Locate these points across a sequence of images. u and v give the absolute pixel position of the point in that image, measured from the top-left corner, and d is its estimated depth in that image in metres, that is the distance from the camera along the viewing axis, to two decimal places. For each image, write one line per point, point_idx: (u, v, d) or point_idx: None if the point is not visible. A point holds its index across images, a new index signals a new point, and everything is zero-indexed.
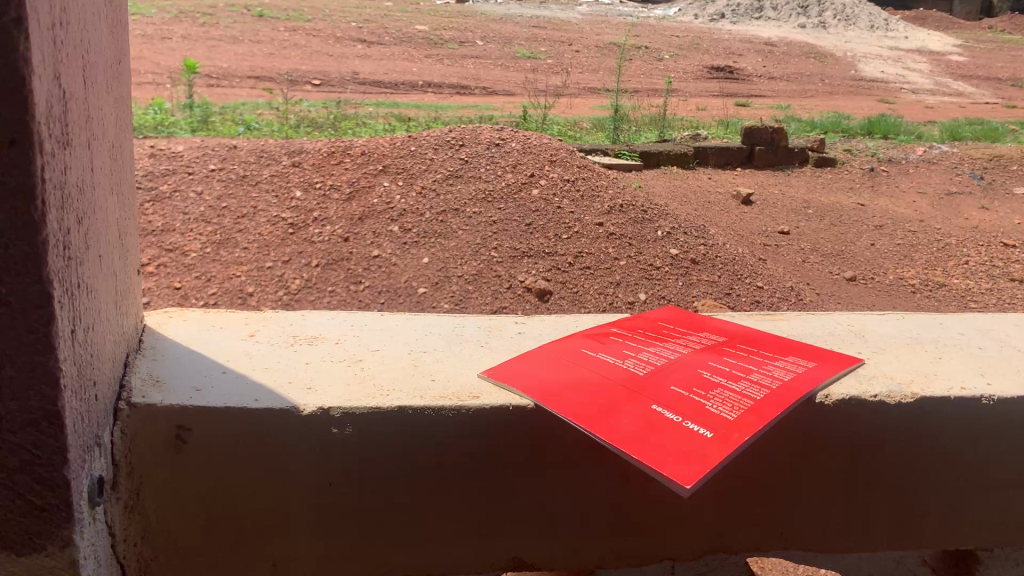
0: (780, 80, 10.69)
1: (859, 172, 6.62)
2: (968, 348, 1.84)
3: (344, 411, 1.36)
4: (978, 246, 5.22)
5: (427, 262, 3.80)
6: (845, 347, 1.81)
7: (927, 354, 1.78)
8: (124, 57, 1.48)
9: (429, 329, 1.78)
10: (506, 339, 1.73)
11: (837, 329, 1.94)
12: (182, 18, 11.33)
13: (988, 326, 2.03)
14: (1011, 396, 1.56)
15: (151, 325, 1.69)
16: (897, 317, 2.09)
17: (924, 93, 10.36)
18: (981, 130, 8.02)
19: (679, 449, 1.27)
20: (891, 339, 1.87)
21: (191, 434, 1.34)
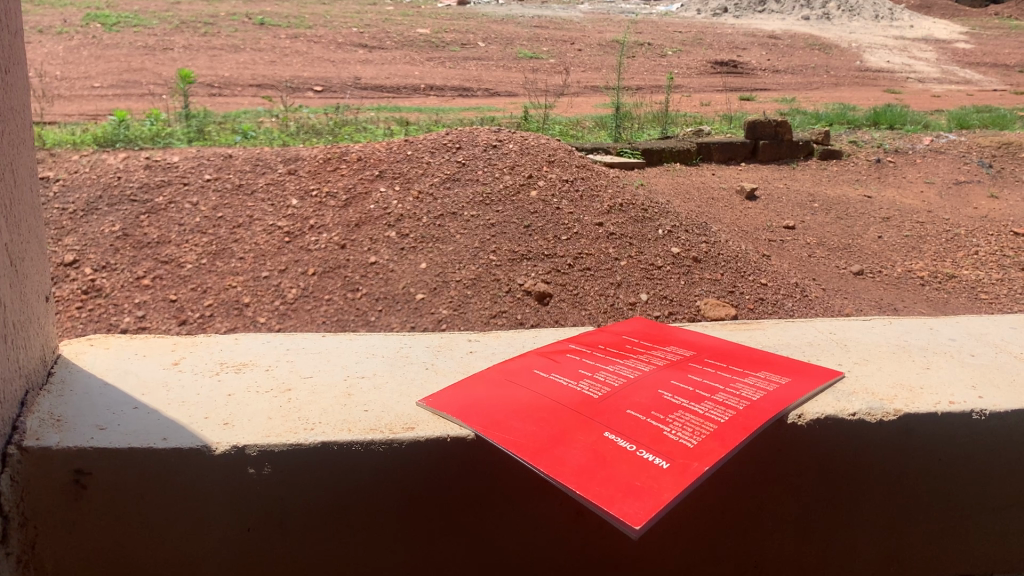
0: (784, 73, 10.60)
1: (867, 164, 6.53)
2: (959, 354, 1.86)
3: (260, 451, 1.43)
4: (988, 236, 5.13)
5: (425, 266, 3.74)
6: (824, 357, 1.84)
7: (915, 363, 1.80)
8: (16, 68, 1.45)
9: (372, 351, 1.84)
10: (453, 358, 1.81)
11: (816, 338, 1.96)
12: (183, 28, 11.28)
13: (982, 331, 2.03)
14: (1001, 410, 1.61)
15: (68, 354, 1.74)
16: (885, 321, 2.10)
17: (930, 82, 10.24)
18: (989, 118, 7.92)
19: (632, 481, 1.29)
20: (877, 349, 1.89)
21: (88, 477, 1.41)
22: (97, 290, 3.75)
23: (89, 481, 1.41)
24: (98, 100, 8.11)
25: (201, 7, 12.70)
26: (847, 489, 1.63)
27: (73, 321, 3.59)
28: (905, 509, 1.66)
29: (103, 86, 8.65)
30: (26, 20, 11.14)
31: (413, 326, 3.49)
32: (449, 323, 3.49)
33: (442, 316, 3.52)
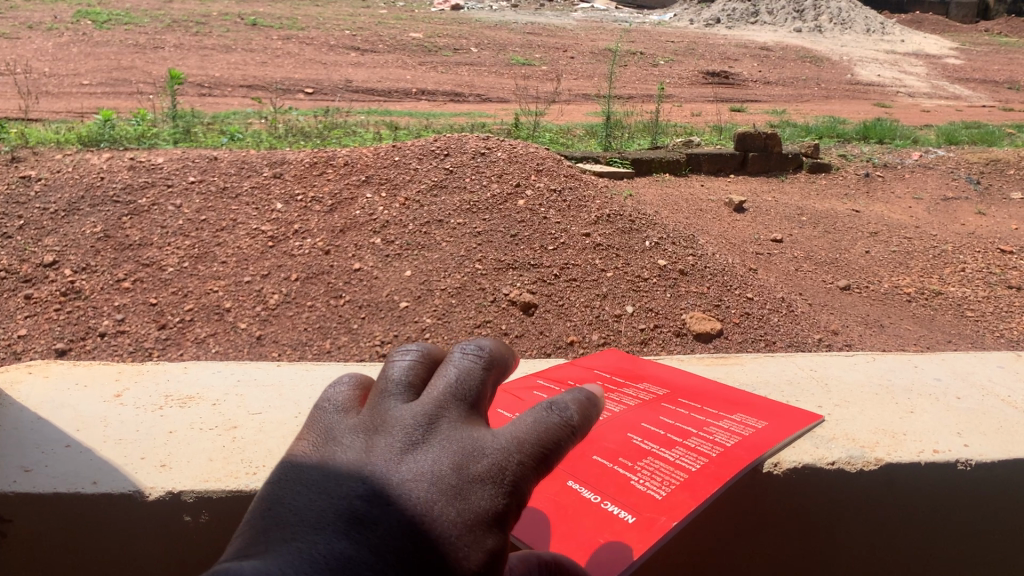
0: (776, 84, 10.60)
1: (856, 178, 6.52)
2: (944, 398, 1.92)
3: (196, 497, 1.53)
4: (975, 252, 5.13)
5: (410, 274, 3.70)
6: (805, 398, 1.89)
7: (898, 407, 1.86)
8: None
9: (329, 384, 1.95)
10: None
11: (796, 375, 2.02)
12: (174, 27, 11.19)
13: (969, 370, 2.10)
14: (986, 460, 1.67)
15: (5, 389, 1.88)
16: (868, 358, 2.16)
17: (920, 96, 10.26)
18: (978, 134, 7.94)
19: (596, 539, 1.30)
20: (858, 390, 1.95)
21: (12, 522, 1.53)
22: (76, 292, 3.68)
23: (13, 524, 1.53)
24: (85, 98, 8.03)
25: (194, 6, 12.62)
26: (821, 538, 1.69)
27: (51, 324, 3.53)
28: (886, 552, 1.74)
29: (93, 84, 8.59)
30: (17, 15, 11.07)
31: (397, 334, 3.44)
32: (432, 332, 3.45)
33: (426, 324, 3.48)
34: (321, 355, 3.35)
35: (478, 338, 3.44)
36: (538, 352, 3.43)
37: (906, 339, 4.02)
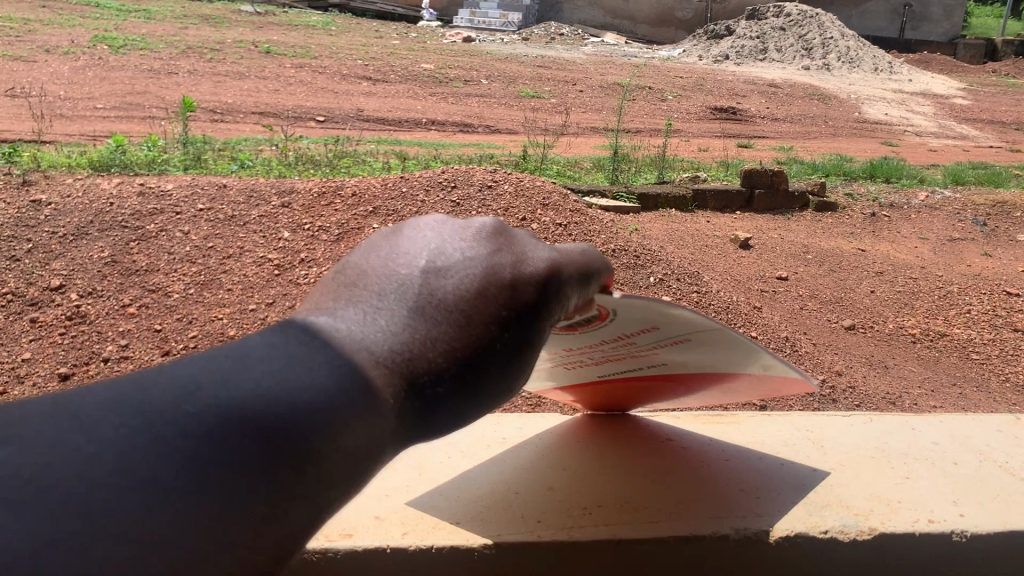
0: (783, 121, 10.62)
1: (861, 218, 6.53)
2: (940, 463, 1.89)
3: None
4: (981, 294, 5.11)
5: None
6: (797, 457, 1.87)
7: (894, 474, 1.82)
8: None
9: None
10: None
11: (790, 437, 1.99)
12: (188, 53, 11.32)
13: (968, 434, 2.07)
14: (985, 532, 1.61)
15: None
16: (867, 419, 2.13)
17: (927, 136, 10.29)
18: (985, 176, 7.96)
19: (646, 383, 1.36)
20: (851, 454, 1.91)
21: None
22: (81, 316, 3.70)
23: None
24: (99, 122, 8.12)
25: (208, 32, 12.74)
26: None
27: (56, 347, 3.55)
28: None
29: (106, 107, 8.68)
30: (33, 38, 11.21)
31: None
32: None
33: None
34: None
35: None
36: None
37: (909, 381, 4.00)
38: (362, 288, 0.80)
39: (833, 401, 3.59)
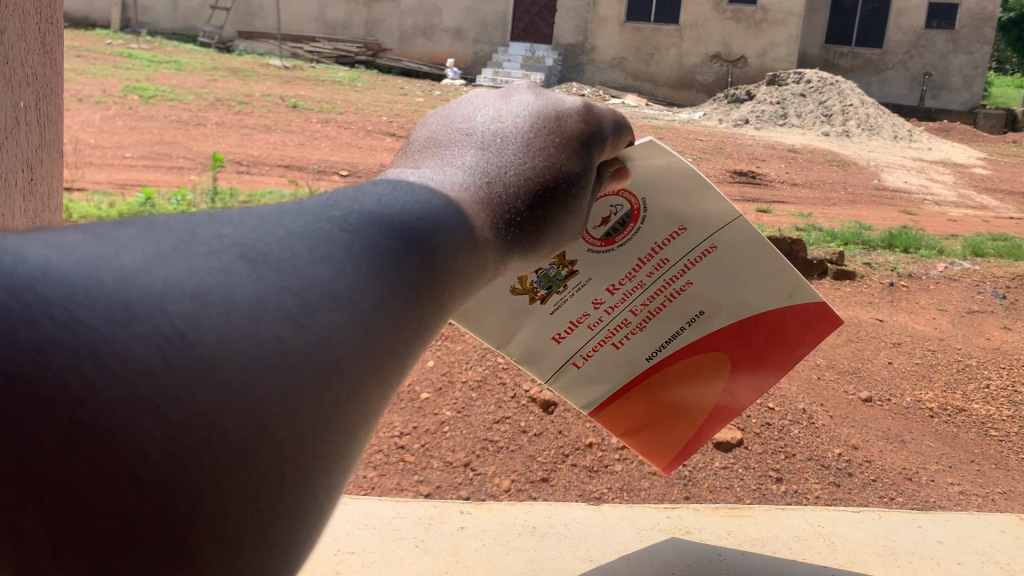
0: (803, 186, 10.65)
1: (879, 287, 6.57)
2: (944, 561, 2.02)
3: None
4: (1000, 368, 5.10)
5: (433, 364, 3.89)
6: (809, 555, 2.03)
7: (898, 570, 1.97)
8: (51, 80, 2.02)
9: (368, 519, 2.15)
10: (443, 534, 2.10)
11: (804, 531, 2.16)
12: (218, 106, 11.58)
13: (971, 532, 2.18)
14: None
15: None
16: (877, 513, 2.28)
17: (947, 205, 10.30)
18: (1005, 248, 7.96)
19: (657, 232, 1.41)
20: (860, 549, 2.08)
21: None
22: None
23: None
24: (129, 171, 8.30)
25: (238, 85, 13.03)
26: None
27: None
28: None
29: (136, 157, 8.87)
30: (68, 88, 11.51)
31: (416, 425, 3.48)
32: (451, 425, 3.48)
33: (445, 417, 3.52)
34: None
35: (496, 434, 3.42)
36: (555, 452, 3.28)
37: (926, 457, 3.98)
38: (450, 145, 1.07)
39: (850, 475, 3.58)
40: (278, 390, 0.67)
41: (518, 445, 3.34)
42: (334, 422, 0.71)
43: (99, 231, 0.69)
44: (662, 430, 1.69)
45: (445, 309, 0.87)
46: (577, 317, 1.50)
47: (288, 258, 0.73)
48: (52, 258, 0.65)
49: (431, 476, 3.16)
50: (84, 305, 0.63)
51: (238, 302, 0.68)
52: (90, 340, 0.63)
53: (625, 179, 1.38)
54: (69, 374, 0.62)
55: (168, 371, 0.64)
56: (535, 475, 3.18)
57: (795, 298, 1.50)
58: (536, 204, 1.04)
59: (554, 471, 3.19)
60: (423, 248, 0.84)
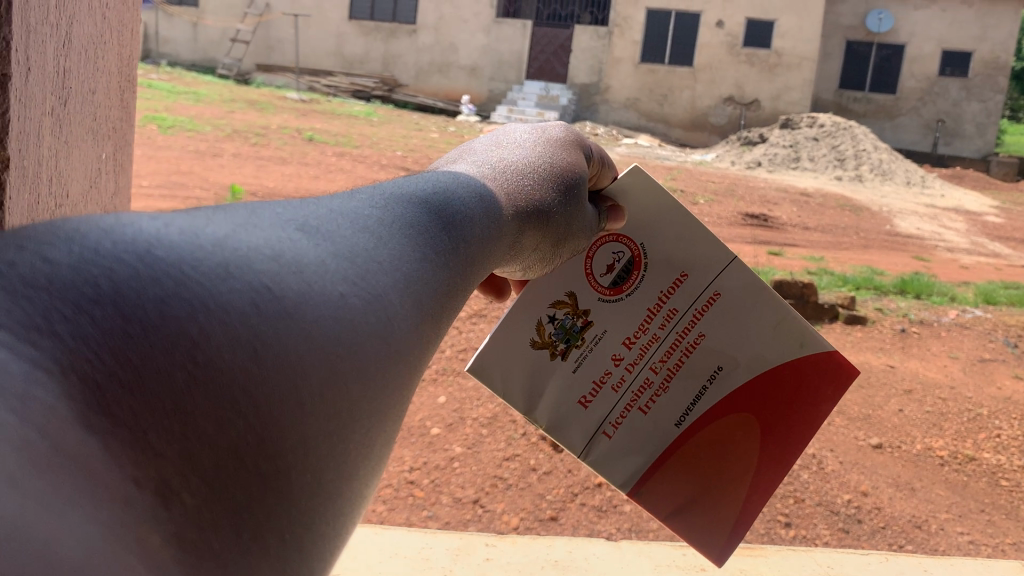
0: (815, 230, 10.64)
1: (891, 333, 6.56)
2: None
3: None
4: (1011, 418, 5.08)
5: (443, 400, 3.92)
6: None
7: None
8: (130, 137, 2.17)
9: (399, 548, 2.22)
10: (470, 565, 2.18)
11: (815, 570, 2.21)
12: (235, 137, 11.70)
13: None
14: None
15: None
16: (884, 557, 2.33)
17: (959, 252, 10.28)
18: (1018, 296, 7.96)
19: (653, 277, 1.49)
20: None
21: None
22: None
23: None
24: (145, 200, 8.39)
25: (255, 116, 13.17)
26: None
27: None
28: None
29: (151, 186, 8.95)
30: None
31: (426, 460, 3.50)
32: (461, 461, 3.50)
33: (455, 453, 3.54)
34: None
35: (506, 472, 3.43)
36: (565, 490, 3.31)
37: (937, 505, 3.97)
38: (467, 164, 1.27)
39: (859, 522, 3.58)
40: (348, 335, 0.80)
41: (527, 483, 3.36)
42: (385, 375, 0.84)
43: (178, 221, 0.82)
44: (705, 516, 1.56)
45: (473, 279, 1.05)
46: (600, 377, 1.49)
47: (342, 235, 0.89)
48: (151, 236, 0.77)
49: (440, 512, 3.17)
50: (188, 265, 0.76)
51: (311, 264, 0.82)
52: (195, 293, 0.74)
53: (620, 221, 1.49)
54: (176, 320, 0.72)
55: (259, 321, 0.75)
56: (543, 513, 3.19)
57: (807, 348, 1.50)
58: (535, 212, 1.23)
59: (564, 509, 3.21)
60: (455, 226, 1.03)
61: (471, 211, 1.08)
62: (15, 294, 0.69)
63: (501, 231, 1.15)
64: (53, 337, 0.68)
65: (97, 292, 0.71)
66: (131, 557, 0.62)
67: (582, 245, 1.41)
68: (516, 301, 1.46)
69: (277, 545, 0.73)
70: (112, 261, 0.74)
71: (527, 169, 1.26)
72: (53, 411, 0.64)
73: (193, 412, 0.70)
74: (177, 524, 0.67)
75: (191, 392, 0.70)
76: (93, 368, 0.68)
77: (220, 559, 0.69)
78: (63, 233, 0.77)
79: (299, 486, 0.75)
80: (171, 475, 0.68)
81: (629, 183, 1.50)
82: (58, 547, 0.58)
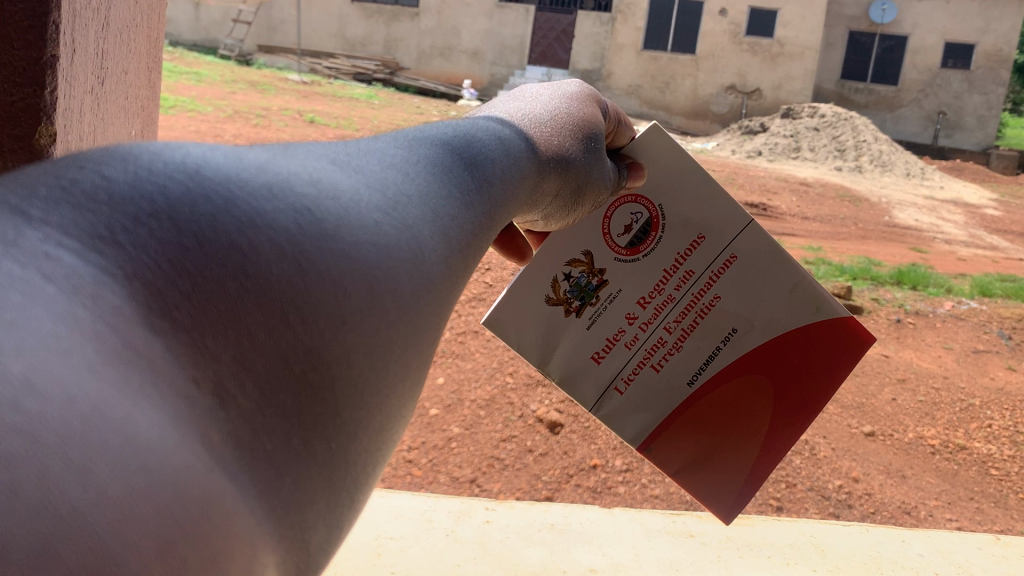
0: (813, 220, 10.64)
1: (886, 323, 6.61)
2: (924, 571, 2.19)
3: None
4: (1003, 408, 5.14)
5: (442, 382, 3.96)
6: (801, 562, 2.19)
7: None
8: (156, 107, 2.22)
9: (401, 511, 2.28)
10: (471, 526, 2.23)
11: (797, 539, 2.30)
12: (235, 117, 11.66)
13: (950, 548, 2.33)
14: None
15: None
16: (862, 527, 2.42)
17: (957, 244, 10.29)
18: (1012, 289, 8.01)
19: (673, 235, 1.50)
20: (847, 557, 2.23)
21: None
22: None
23: None
24: None
25: (256, 97, 13.13)
26: None
27: None
28: None
29: None
30: None
31: (425, 440, 3.55)
32: (459, 441, 3.55)
33: (453, 434, 3.59)
34: None
35: (503, 452, 3.49)
36: (560, 471, 3.38)
37: (926, 492, 4.03)
38: (495, 109, 1.31)
39: (850, 507, 3.64)
40: (385, 261, 0.78)
41: (524, 464, 3.42)
42: (419, 302, 0.82)
43: (212, 148, 0.78)
44: (715, 468, 1.57)
45: (498, 220, 1.05)
46: (613, 335, 1.50)
47: (371, 170, 0.88)
48: (197, 157, 0.73)
49: (438, 491, 3.22)
50: (234, 185, 0.72)
51: (346, 192, 0.81)
52: (244, 210, 0.70)
53: (638, 180, 1.50)
54: (228, 234, 0.67)
55: (304, 239, 0.72)
56: (539, 493, 3.25)
57: (822, 314, 1.51)
58: (556, 161, 1.27)
59: (559, 490, 3.27)
60: (482, 166, 1.04)
61: (497, 152, 1.10)
62: (78, 208, 0.63)
63: (525, 174, 1.16)
64: (113, 247, 0.62)
65: (153, 207, 0.65)
66: (199, 448, 0.60)
67: (603, 200, 1.44)
68: (533, 259, 1.46)
69: (324, 453, 0.70)
70: (162, 179, 0.68)
71: (546, 122, 1.30)
72: (118, 311, 0.59)
73: (242, 323, 0.65)
74: (232, 426, 0.63)
75: (245, 301, 0.66)
76: (151, 276, 0.62)
77: (273, 461, 0.65)
78: (112, 155, 0.72)
79: (342, 405, 0.72)
80: (227, 378, 0.63)
81: (646, 141, 1.50)
82: (144, 432, 0.56)
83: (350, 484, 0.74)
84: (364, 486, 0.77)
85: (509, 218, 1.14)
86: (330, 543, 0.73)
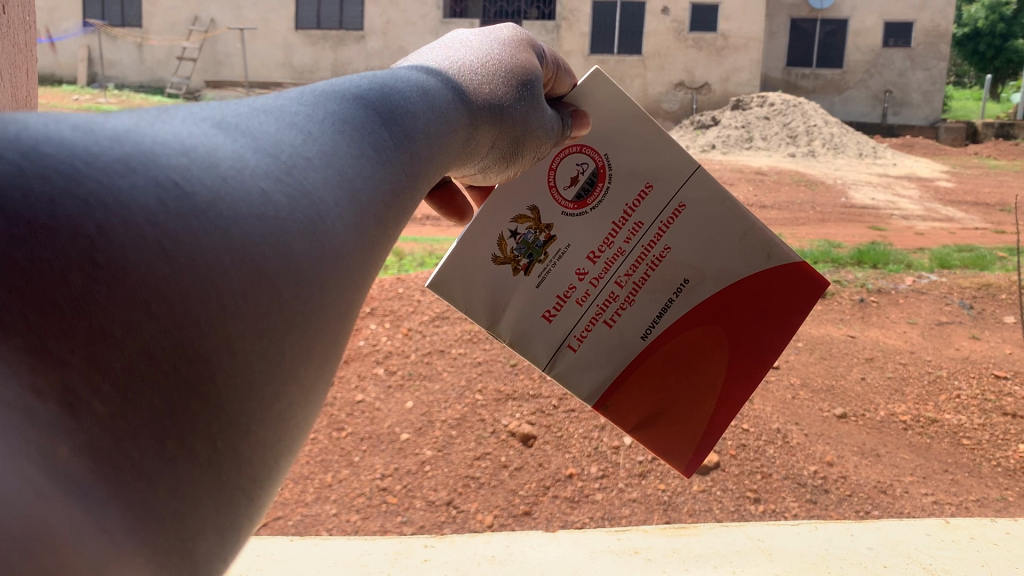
0: (771, 208, 10.68)
1: (850, 303, 6.63)
2: (873, 565, 2.20)
3: None
4: (969, 377, 5.17)
5: (411, 405, 3.91)
6: (748, 568, 2.19)
7: None
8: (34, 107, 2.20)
9: (337, 559, 2.25)
10: (408, 567, 2.22)
11: (744, 544, 2.30)
12: None
13: (900, 538, 2.35)
14: None
15: None
16: (813, 525, 2.44)
17: (914, 219, 10.41)
18: (970, 259, 8.09)
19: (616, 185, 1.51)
20: (794, 558, 2.24)
21: None
22: None
23: None
24: None
25: None
26: None
27: None
28: None
29: None
30: None
31: (397, 466, 3.51)
32: (432, 464, 3.50)
33: (425, 457, 3.54)
34: (322, 489, 3.37)
35: (478, 471, 3.44)
36: (536, 484, 3.35)
37: (901, 469, 4.06)
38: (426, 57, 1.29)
39: (826, 491, 3.64)
40: (274, 233, 0.76)
41: (499, 480, 3.38)
42: (322, 269, 0.80)
43: (63, 114, 0.72)
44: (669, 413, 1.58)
45: (422, 177, 1.03)
46: (563, 292, 1.50)
47: (263, 131, 0.84)
48: (37, 128, 0.66)
49: (415, 517, 3.19)
50: (81, 161, 0.66)
51: (227, 160, 0.77)
52: (92, 189, 0.65)
53: (583, 131, 1.50)
54: (70, 218, 0.63)
55: (168, 218, 0.68)
56: (517, 508, 3.21)
57: (774, 260, 1.53)
58: (488, 112, 1.25)
59: (536, 504, 3.24)
60: (402, 121, 1.01)
61: (420, 104, 1.07)
62: None
63: (453, 127, 1.15)
64: None
65: None
66: (33, 472, 0.59)
67: (547, 151, 1.45)
68: (479, 213, 1.46)
69: (210, 450, 0.69)
70: None
71: (478, 70, 1.27)
72: None
73: (93, 328, 0.62)
74: (87, 435, 0.61)
75: (97, 292, 0.62)
76: None
77: (140, 468, 0.64)
78: None
79: (230, 397, 0.70)
80: (79, 383, 0.61)
81: (590, 87, 1.51)
82: None
83: (245, 481, 0.74)
84: (265, 479, 0.77)
85: (441, 173, 1.13)
86: (224, 546, 0.74)
